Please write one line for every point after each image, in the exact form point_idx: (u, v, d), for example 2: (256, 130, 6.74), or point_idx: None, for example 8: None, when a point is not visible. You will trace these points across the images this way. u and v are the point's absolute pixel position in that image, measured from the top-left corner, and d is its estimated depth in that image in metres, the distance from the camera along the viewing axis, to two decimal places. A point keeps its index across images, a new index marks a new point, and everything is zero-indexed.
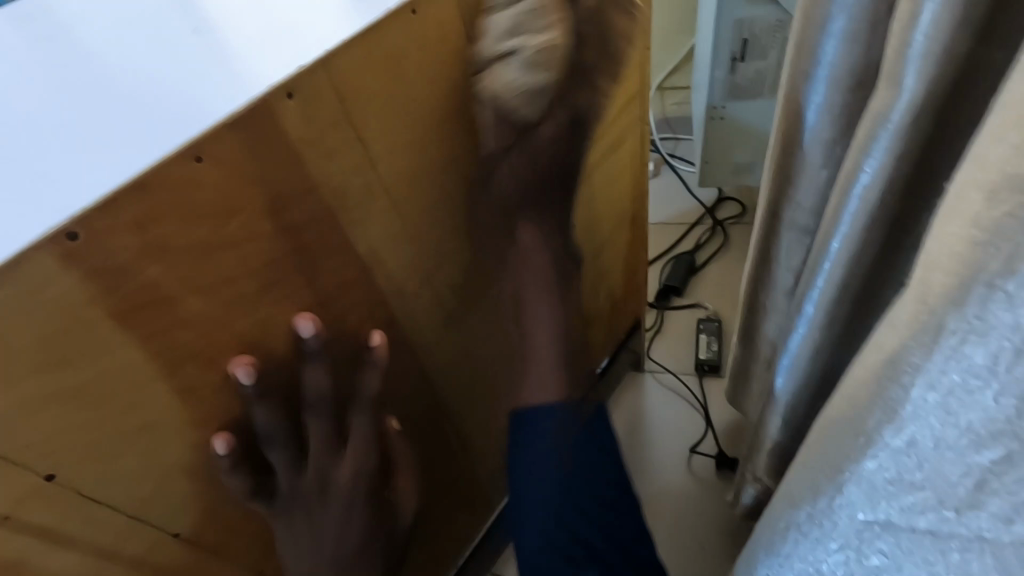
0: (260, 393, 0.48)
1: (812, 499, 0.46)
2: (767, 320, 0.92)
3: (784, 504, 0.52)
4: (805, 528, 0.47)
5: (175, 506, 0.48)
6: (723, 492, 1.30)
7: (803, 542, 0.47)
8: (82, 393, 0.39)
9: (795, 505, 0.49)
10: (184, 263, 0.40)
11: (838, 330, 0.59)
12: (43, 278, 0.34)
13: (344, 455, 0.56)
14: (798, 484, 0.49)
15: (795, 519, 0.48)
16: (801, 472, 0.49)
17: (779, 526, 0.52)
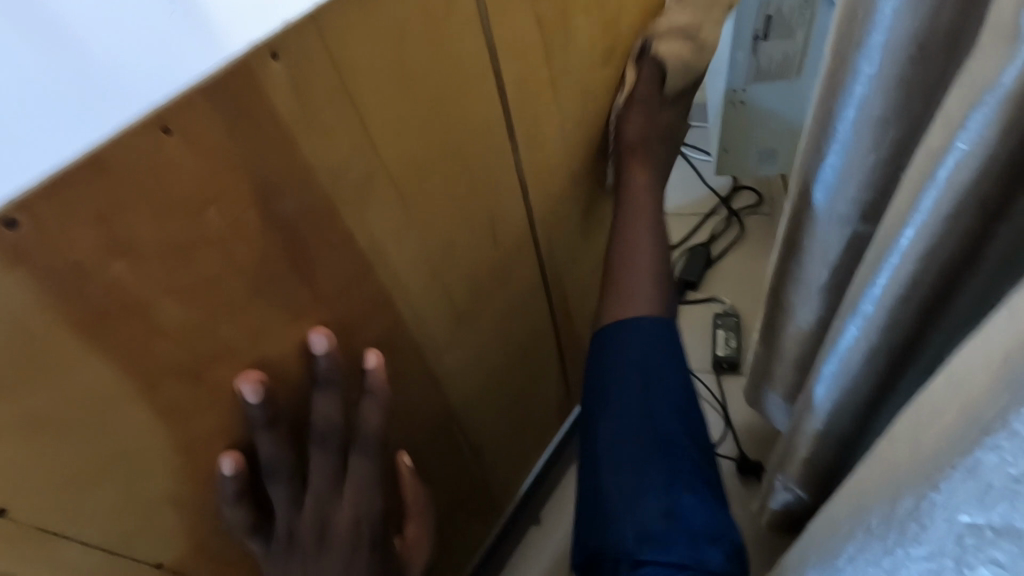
0: (268, 417, 0.43)
1: (890, 502, 0.40)
2: (793, 321, 0.87)
3: (849, 508, 0.47)
4: (881, 531, 0.41)
5: (160, 539, 0.42)
6: (746, 498, 1.24)
7: (875, 546, 0.42)
8: (38, 417, 0.33)
9: (866, 507, 0.43)
10: (158, 264, 0.34)
11: (897, 335, 0.54)
12: None
13: (345, 496, 0.51)
14: (868, 485, 0.44)
15: (864, 522, 0.43)
16: (874, 469, 0.44)
17: (844, 533, 0.46)
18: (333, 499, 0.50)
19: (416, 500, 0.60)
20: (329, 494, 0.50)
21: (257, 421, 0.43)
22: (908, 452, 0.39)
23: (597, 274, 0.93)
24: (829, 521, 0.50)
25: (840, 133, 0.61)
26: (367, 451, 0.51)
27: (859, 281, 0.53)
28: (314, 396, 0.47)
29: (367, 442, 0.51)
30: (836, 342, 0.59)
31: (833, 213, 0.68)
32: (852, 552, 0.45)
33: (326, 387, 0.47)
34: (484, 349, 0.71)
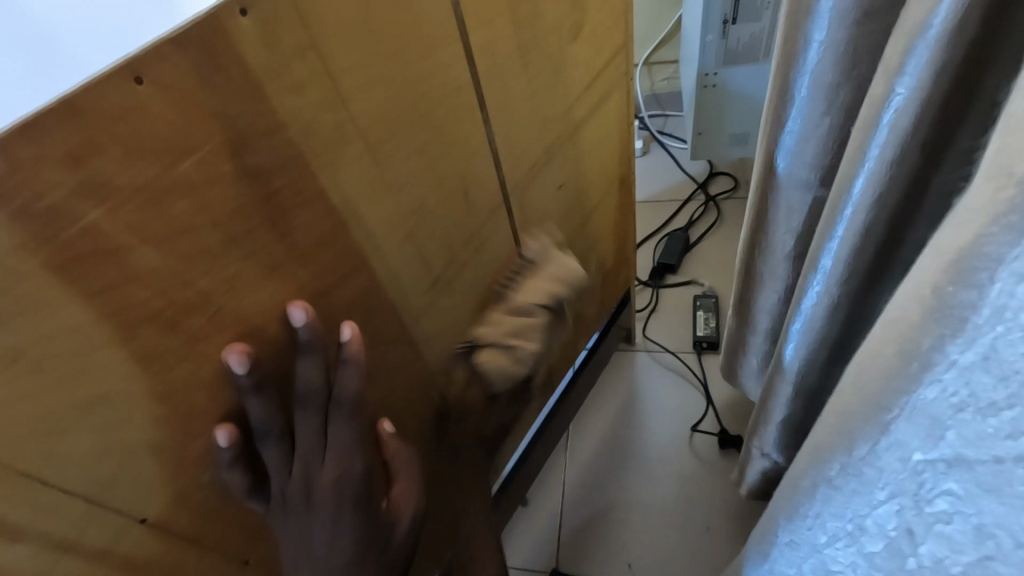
0: (255, 384, 0.45)
1: (845, 449, 0.38)
2: (763, 290, 0.89)
3: (805, 463, 0.44)
4: (839, 482, 0.39)
5: (142, 490, 0.43)
6: (728, 471, 1.27)
7: (836, 495, 0.40)
8: (16, 357, 0.34)
9: (821, 457, 0.41)
10: (134, 211, 0.35)
11: (857, 287, 0.57)
12: None
13: (326, 455, 0.50)
14: (819, 438, 0.42)
15: (822, 474, 0.41)
16: (820, 424, 0.43)
17: (802, 487, 0.44)
18: (315, 459, 0.50)
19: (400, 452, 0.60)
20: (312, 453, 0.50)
21: (245, 387, 0.45)
22: (856, 395, 0.37)
23: (572, 251, 0.95)
24: (785, 481, 0.49)
25: (797, 99, 0.64)
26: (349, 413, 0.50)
27: (818, 236, 0.56)
28: (296, 362, 0.48)
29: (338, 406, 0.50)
30: (800, 302, 0.64)
31: (794, 178, 0.70)
32: (817, 506, 0.43)
33: (306, 354, 0.48)
34: (461, 319, 0.72)
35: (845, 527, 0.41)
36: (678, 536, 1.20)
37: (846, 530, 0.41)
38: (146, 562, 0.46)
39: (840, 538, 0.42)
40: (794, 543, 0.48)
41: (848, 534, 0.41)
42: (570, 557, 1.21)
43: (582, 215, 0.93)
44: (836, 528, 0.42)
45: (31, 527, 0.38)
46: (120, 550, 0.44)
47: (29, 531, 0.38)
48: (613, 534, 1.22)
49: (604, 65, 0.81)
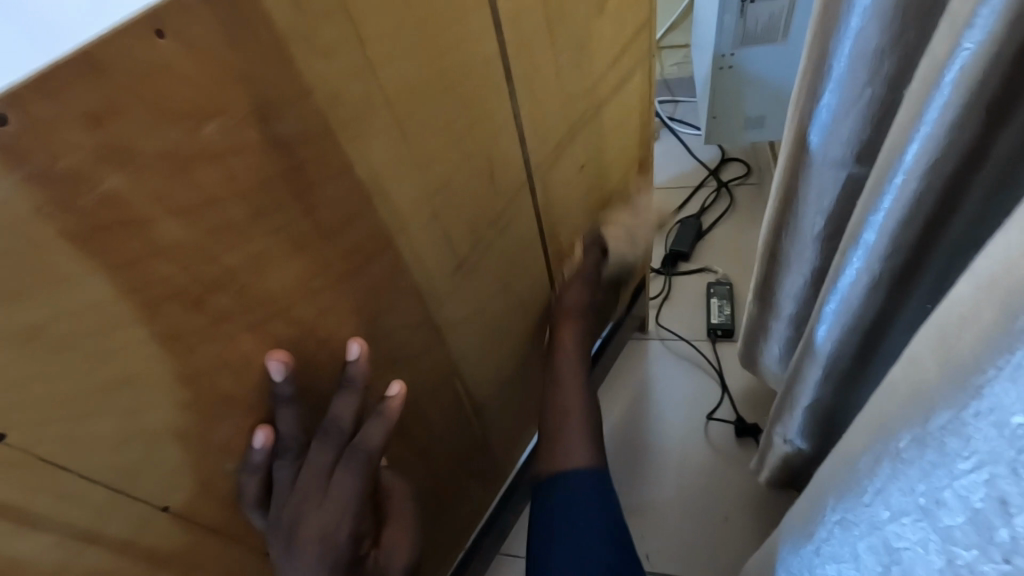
0: (292, 395, 0.46)
1: (922, 419, 0.36)
2: (789, 273, 0.87)
3: (874, 437, 0.42)
4: (911, 455, 0.37)
5: (165, 477, 0.41)
6: (744, 460, 1.25)
7: (906, 468, 0.38)
8: (35, 335, 0.31)
9: (892, 429, 0.39)
10: (159, 176, 0.33)
11: (901, 261, 0.54)
12: None
13: (336, 504, 0.49)
14: (891, 408, 0.40)
15: (892, 446, 0.39)
16: (892, 395, 0.41)
17: (871, 461, 0.42)
18: (320, 506, 0.48)
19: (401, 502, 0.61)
20: (318, 500, 0.48)
21: (282, 396, 0.46)
22: (938, 359, 0.35)
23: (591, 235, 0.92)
24: (844, 454, 0.48)
25: (836, 71, 0.61)
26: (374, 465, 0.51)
27: (860, 210, 0.54)
28: (336, 394, 0.50)
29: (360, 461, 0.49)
30: (837, 281, 0.61)
31: (828, 155, 0.68)
32: (885, 480, 0.41)
33: (347, 391, 0.50)
34: (483, 303, 0.70)
35: (914, 505, 0.38)
36: (695, 525, 1.19)
37: (915, 506, 0.38)
38: (168, 553, 0.44)
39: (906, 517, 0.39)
40: (855, 522, 0.46)
41: (918, 511, 0.38)
42: None
43: (603, 198, 0.91)
44: (903, 504, 0.39)
45: (51, 517, 0.36)
46: (142, 541, 0.41)
47: (50, 521, 0.36)
48: (628, 530, 1.20)
49: (629, 40, 0.79)
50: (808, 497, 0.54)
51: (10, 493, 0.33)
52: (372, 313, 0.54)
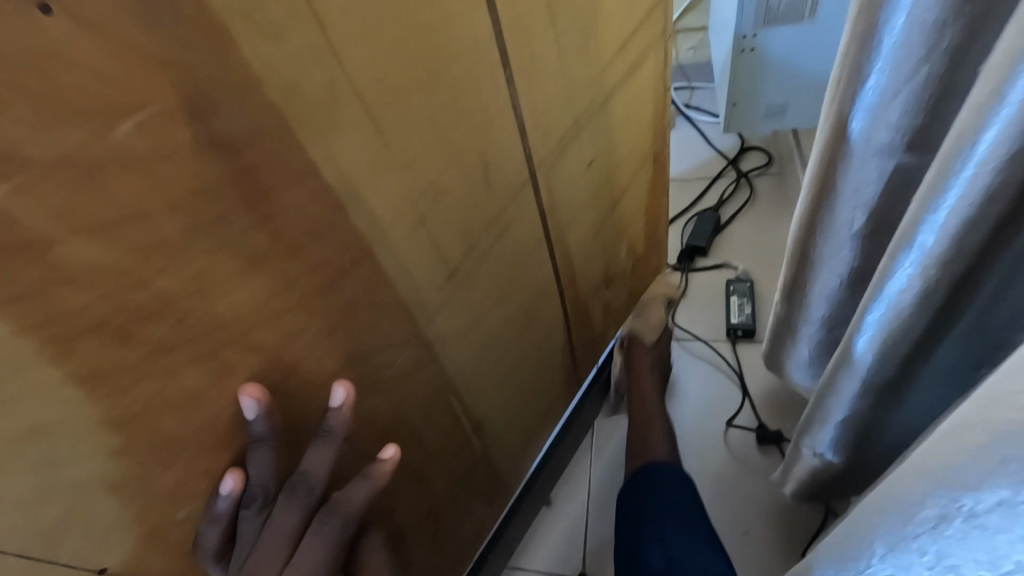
0: (267, 436, 0.41)
1: (1013, 482, 0.27)
2: (822, 274, 0.79)
3: (931, 482, 0.34)
4: (997, 526, 0.29)
5: (98, 532, 0.35)
6: (767, 469, 1.17)
7: (978, 530, 0.31)
8: None
9: (959, 484, 0.31)
10: (55, 192, 0.27)
11: (963, 268, 0.47)
12: None
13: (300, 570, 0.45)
14: (952, 455, 0.32)
15: (965, 508, 0.31)
16: (954, 439, 0.32)
17: (923, 512, 0.35)
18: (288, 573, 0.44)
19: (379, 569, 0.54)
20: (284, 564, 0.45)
21: (257, 436, 0.41)
22: None
23: (602, 234, 0.85)
24: (885, 492, 0.40)
25: (885, 47, 0.54)
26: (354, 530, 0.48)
27: (917, 205, 0.46)
28: (312, 445, 0.45)
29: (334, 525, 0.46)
30: (882, 285, 0.54)
31: (872, 142, 0.61)
32: (947, 540, 0.33)
33: (324, 443, 0.45)
34: (482, 313, 0.64)
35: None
36: None
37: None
38: None
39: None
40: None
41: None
42: None
43: (614, 192, 0.84)
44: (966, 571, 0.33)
45: None
46: None
47: None
48: None
49: (642, 18, 0.71)
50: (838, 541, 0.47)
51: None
52: (352, 331, 0.47)
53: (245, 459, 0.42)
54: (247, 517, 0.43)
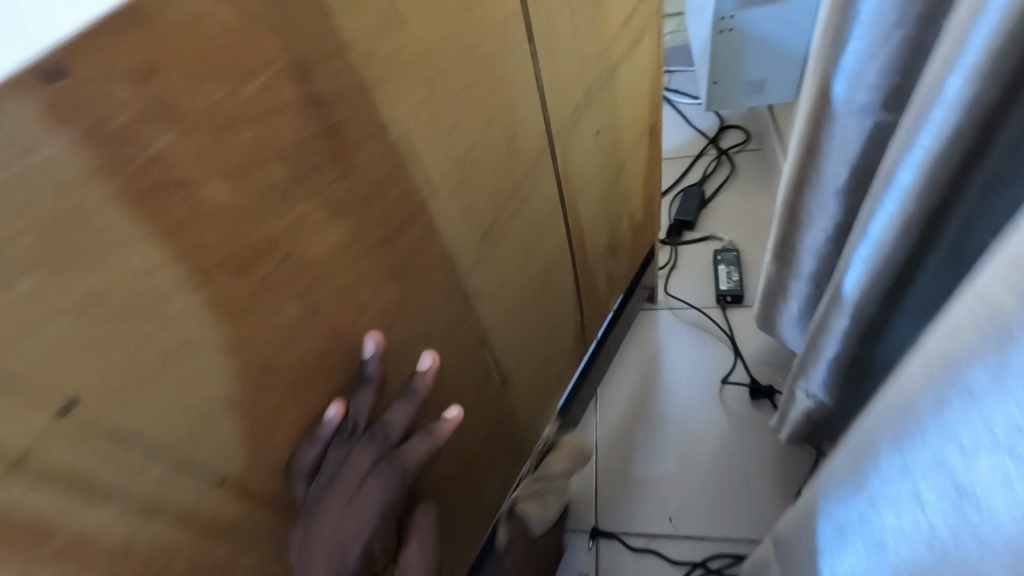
0: (376, 375, 0.50)
1: (993, 363, 0.34)
2: (812, 229, 0.88)
3: (932, 380, 0.40)
4: (973, 403, 0.35)
5: (220, 448, 0.39)
6: (761, 421, 1.26)
7: (968, 403, 0.36)
8: (95, 304, 0.30)
9: (953, 376, 0.38)
10: (202, 138, 0.32)
11: (936, 200, 0.54)
12: (16, 140, 0.25)
13: (366, 505, 0.49)
14: (963, 347, 0.37)
15: (952, 395, 0.37)
16: (954, 339, 0.38)
17: (931, 402, 0.40)
18: (358, 501, 0.48)
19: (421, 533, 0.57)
20: (352, 496, 0.48)
21: (369, 373, 0.50)
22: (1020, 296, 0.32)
23: (607, 204, 0.92)
24: (897, 403, 0.46)
25: (863, 13, 0.61)
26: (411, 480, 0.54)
27: (897, 148, 0.54)
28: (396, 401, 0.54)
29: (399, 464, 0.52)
30: (868, 225, 0.61)
31: (852, 102, 0.68)
32: (942, 421, 0.39)
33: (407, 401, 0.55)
34: (509, 272, 0.70)
35: (959, 458, 0.37)
36: (716, 489, 1.20)
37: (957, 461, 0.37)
38: (229, 524, 0.43)
39: (948, 476, 0.38)
40: (903, 480, 0.44)
41: (958, 465, 0.37)
42: (609, 513, 1.21)
43: (616, 163, 0.90)
44: (941, 453, 0.38)
45: (119, 490, 0.34)
46: (205, 512, 0.40)
47: (116, 495, 0.34)
48: (647, 499, 1.21)
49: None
50: (861, 448, 0.52)
51: (90, 464, 0.32)
52: (408, 281, 0.53)
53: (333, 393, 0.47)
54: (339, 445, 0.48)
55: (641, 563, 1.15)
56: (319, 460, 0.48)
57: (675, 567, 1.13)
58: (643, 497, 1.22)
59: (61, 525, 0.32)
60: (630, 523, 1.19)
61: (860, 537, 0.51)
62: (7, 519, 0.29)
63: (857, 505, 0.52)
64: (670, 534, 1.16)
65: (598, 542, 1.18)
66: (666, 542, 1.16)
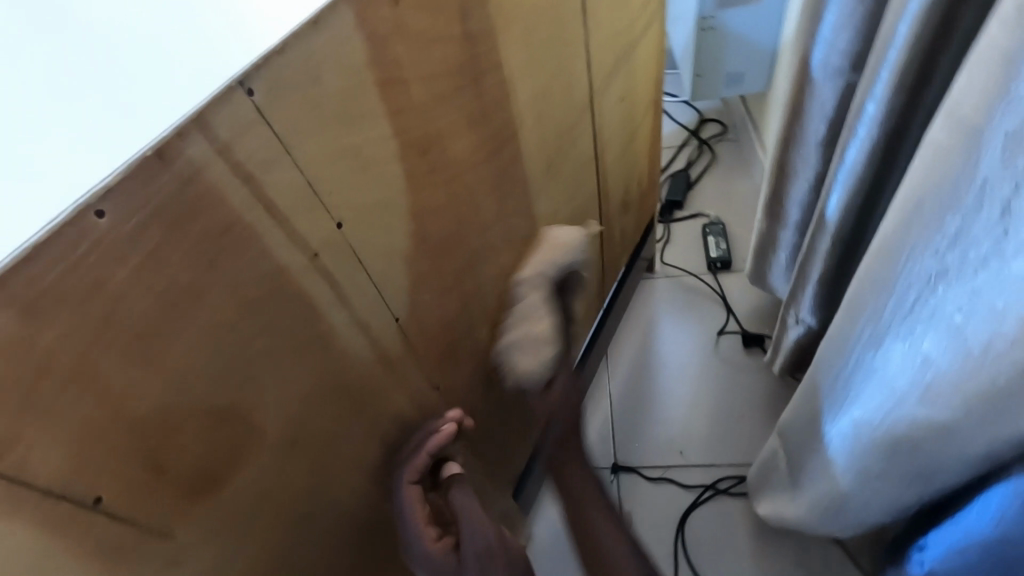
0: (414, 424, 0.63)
1: (926, 219, 0.51)
2: (796, 177, 1.06)
3: (887, 255, 0.57)
4: (922, 251, 0.52)
5: (397, 290, 0.53)
6: (754, 364, 1.43)
7: (933, 236, 0.50)
8: (358, 153, 0.44)
9: (902, 243, 0.54)
10: (416, 49, 0.47)
11: (892, 124, 0.73)
12: (343, 32, 0.39)
13: (416, 520, 0.60)
14: (923, 188, 0.51)
15: (906, 255, 0.54)
16: (893, 220, 0.56)
17: (906, 241, 0.54)
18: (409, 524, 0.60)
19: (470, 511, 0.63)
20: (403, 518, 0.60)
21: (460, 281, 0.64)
22: (931, 172, 0.49)
23: (623, 164, 1.08)
24: (862, 284, 0.63)
25: None
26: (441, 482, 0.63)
27: (865, 86, 0.72)
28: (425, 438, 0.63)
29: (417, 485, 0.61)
30: (845, 151, 0.79)
31: (827, 65, 0.87)
32: (917, 249, 0.53)
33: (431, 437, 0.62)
34: (560, 206, 0.85)
35: (935, 268, 0.51)
36: (719, 423, 1.35)
37: (933, 271, 0.51)
38: (395, 355, 0.56)
39: (929, 286, 0.52)
40: (893, 311, 0.58)
41: (936, 274, 0.51)
42: (626, 451, 1.35)
43: (631, 129, 1.07)
44: (920, 272, 0.53)
45: (350, 300, 0.48)
46: (385, 340, 0.54)
47: (348, 303, 0.48)
48: (659, 439, 1.35)
49: None
50: (850, 309, 0.66)
51: (341, 271, 0.46)
52: (503, 193, 0.68)
53: (456, 269, 0.62)
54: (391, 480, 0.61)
55: (658, 490, 1.28)
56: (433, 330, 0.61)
57: (688, 491, 1.27)
58: (657, 437, 1.35)
59: (323, 313, 0.45)
60: (647, 457, 1.33)
61: (864, 377, 0.66)
62: (304, 295, 0.43)
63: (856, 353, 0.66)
64: (682, 465, 1.31)
65: (618, 476, 1.31)
66: (680, 471, 1.30)
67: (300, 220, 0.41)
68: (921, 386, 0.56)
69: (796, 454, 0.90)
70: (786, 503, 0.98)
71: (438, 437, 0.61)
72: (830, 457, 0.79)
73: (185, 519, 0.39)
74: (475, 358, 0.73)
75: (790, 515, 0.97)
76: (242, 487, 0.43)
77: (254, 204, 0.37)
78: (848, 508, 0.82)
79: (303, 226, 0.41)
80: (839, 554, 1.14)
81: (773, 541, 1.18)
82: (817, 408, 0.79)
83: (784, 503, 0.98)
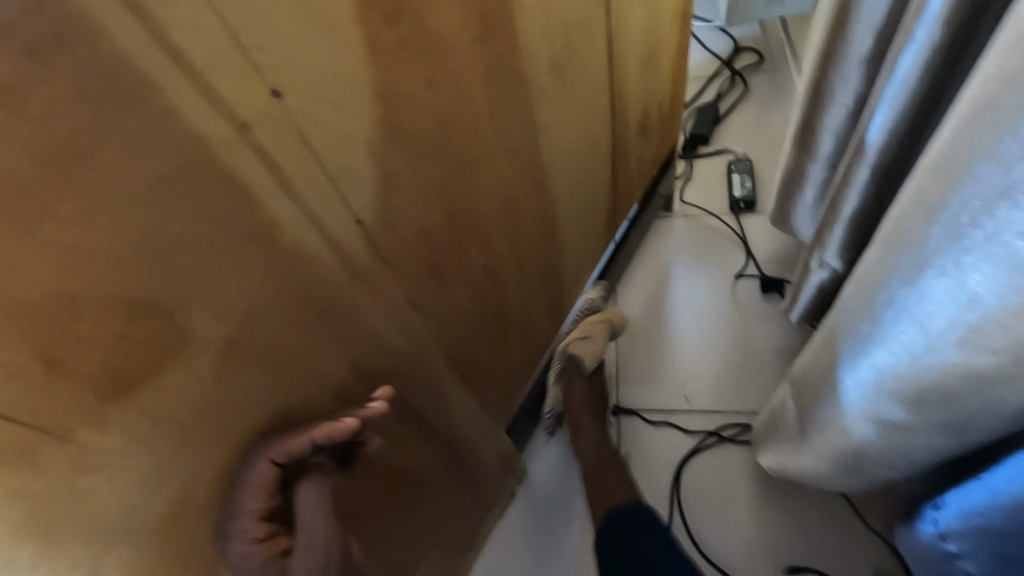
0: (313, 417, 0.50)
1: (992, 130, 0.42)
2: (835, 102, 0.94)
3: (938, 175, 0.48)
4: (984, 168, 0.43)
5: (362, 187, 0.46)
6: (771, 311, 1.35)
7: (1000, 148, 0.42)
8: (299, 3, 0.36)
9: (960, 159, 0.45)
10: None
11: (959, 23, 0.61)
12: None
13: (251, 505, 0.47)
14: (992, 82, 0.41)
15: (961, 174, 0.45)
16: (951, 133, 0.46)
17: (963, 156, 0.45)
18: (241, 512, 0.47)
19: (315, 523, 0.51)
20: (237, 499, 0.46)
21: (439, 198, 0.57)
22: (1008, 67, 0.40)
23: (643, 80, 0.97)
24: (904, 213, 0.54)
25: None
26: (303, 479, 0.52)
27: None
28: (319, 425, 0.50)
29: (275, 470, 0.48)
30: (898, 63, 0.68)
31: None
32: (977, 160, 0.44)
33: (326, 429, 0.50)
34: (566, 117, 0.76)
35: (997, 182, 0.42)
36: (729, 370, 1.29)
37: (995, 186, 0.43)
38: (362, 265, 0.50)
39: (987, 207, 0.44)
40: (937, 240, 0.49)
41: (998, 190, 0.43)
42: (629, 394, 1.29)
43: (653, 39, 0.95)
44: (979, 189, 0.44)
45: (298, 191, 0.41)
46: (346, 246, 0.47)
47: (296, 194, 0.41)
48: (663, 383, 1.29)
49: None
50: (886, 242, 0.57)
51: (281, 154, 0.38)
52: (497, 90, 0.59)
53: (431, 174, 0.54)
54: (253, 454, 0.47)
55: (659, 435, 1.24)
56: (398, 240, 0.53)
57: (691, 436, 1.22)
58: (658, 382, 1.30)
59: (257, 200, 0.38)
60: (650, 401, 1.28)
61: (892, 319, 0.58)
62: (230, 174, 0.36)
63: (884, 293, 0.58)
64: (686, 410, 1.25)
65: (619, 418, 1.27)
66: (683, 415, 1.25)
67: (224, 81, 0.33)
68: (962, 328, 0.49)
69: (805, 403, 0.84)
70: (793, 453, 0.92)
71: (338, 428, 0.50)
72: (844, 407, 0.72)
73: (97, 423, 0.35)
74: (463, 278, 0.67)
75: (796, 464, 0.92)
76: (176, 395, 0.39)
77: (154, 46, 0.29)
78: (862, 460, 0.76)
79: (227, 88, 0.33)
80: (842, 505, 1.10)
81: (773, 490, 1.14)
82: (833, 357, 0.71)
83: (790, 454, 0.93)
